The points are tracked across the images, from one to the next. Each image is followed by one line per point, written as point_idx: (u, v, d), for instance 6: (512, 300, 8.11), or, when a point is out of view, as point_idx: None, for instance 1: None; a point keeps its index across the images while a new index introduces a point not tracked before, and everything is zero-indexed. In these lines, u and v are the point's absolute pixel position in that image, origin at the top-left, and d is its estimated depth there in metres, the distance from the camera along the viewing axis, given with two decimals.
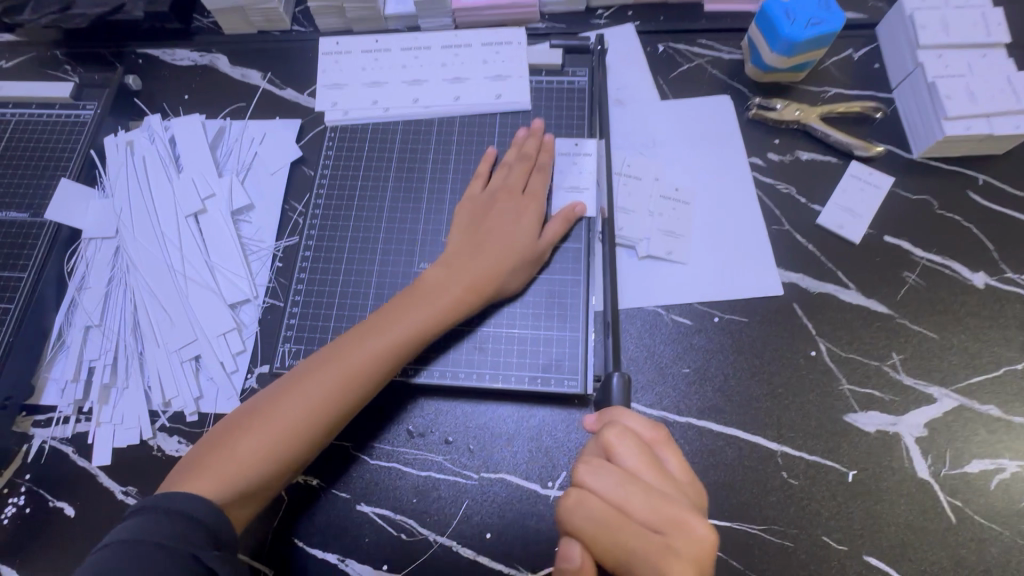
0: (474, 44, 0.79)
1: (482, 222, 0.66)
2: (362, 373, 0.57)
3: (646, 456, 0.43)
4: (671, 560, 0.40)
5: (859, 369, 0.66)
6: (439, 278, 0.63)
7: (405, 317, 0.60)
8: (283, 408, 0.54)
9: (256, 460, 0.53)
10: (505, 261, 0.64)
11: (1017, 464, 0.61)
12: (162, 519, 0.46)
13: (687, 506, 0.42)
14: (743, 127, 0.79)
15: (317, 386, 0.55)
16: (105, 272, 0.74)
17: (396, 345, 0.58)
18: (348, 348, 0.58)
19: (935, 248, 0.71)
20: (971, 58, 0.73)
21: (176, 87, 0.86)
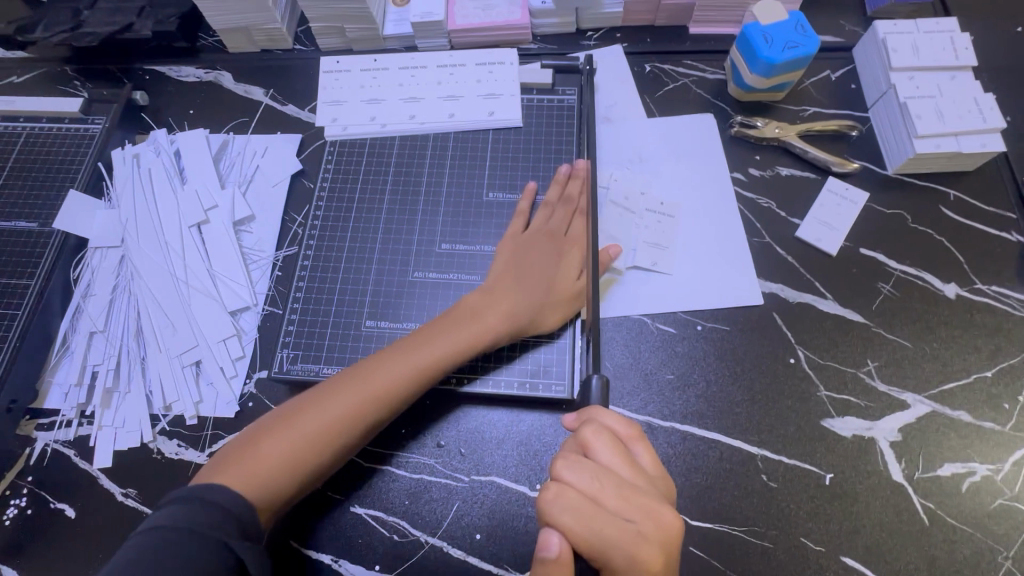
0: (469, 64, 0.83)
1: (520, 256, 0.69)
2: (391, 390, 0.59)
3: (620, 451, 0.47)
4: (643, 545, 0.43)
5: (835, 376, 0.69)
6: (472, 303, 0.65)
7: (437, 339, 0.62)
8: (314, 415, 0.56)
9: (284, 462, 0.54)
10: (543, 299, 0.67)
11: (986, 468, 0.64)
12: (199, 507, 0.47)
13: (657, 496, 0.45)
14: (725, 143, 0.82)
15: (356, 398, 0.58)
16: (109, 280, 0.76)
17: (427, 366, 0.61)
18: (382, 364, 0.60)
19: (908, 260, 0.74)
20: (941, 79, 0.77)
21: (182, 102, 0.89)
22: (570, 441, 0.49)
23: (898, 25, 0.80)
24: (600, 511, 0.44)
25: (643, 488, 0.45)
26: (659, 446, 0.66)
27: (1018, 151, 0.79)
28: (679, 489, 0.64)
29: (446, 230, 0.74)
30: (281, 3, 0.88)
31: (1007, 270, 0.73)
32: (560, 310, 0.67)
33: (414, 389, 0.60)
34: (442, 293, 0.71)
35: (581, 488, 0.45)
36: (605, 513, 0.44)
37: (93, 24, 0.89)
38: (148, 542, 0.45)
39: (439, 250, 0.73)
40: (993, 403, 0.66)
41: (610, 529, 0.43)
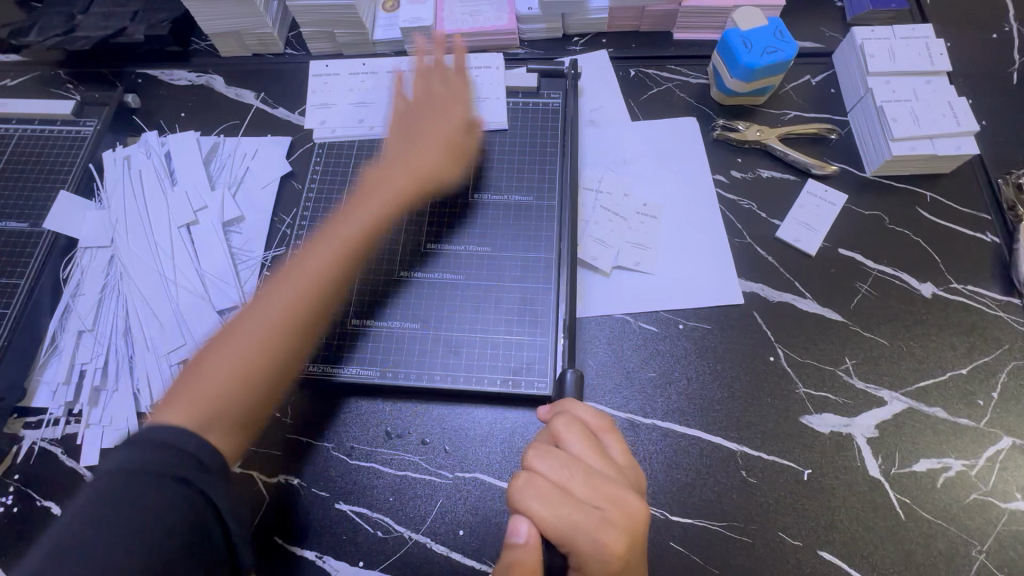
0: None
1: (408, 155, 0.73)
2: (309, 287, 0.62)
3: (590, 440, 0.49)
4: (608, 531, 0.44)
5: (813, 374, 0.70)
6: (359, 203, 0.70)
7: (335, 233, 0.67)
8: (245, 334, 0.58)
9: (233, 381, 0.55)
10: (439, 153, 0.74)
11: (961, 463, 0.65)
12: (150, 449, 0.47)
13: (625, 485, 0.47)
14: (708, 146, 0.84)
15: (286, 296, 0.61)
16: (99, 280, 0.77)
17: (335, 258, 0.65)
18: (291, 275, 0.63)
19: (886, 260, 0.75)
20: (917, 83, 0.78)
21: (173, 105, 0.90)
22: (544, 432, 0.52)
23: (875, 31, 0.82)
24: (568, 497, 0.45)
25: (610, 476, 0.47)
26: (641, 443, 0.67)
27: (993, 154, 0.81)
28: (660, 485, 0.65)
29: (432, 230, 0.76)
30: (272, 9, 0.89)
31: (982, 269, 0.74)
32: (453, 157, 0.75)
33: (333, 279, 0.64)
34: (427, 292, 0.72)
35: (552, 476, 0.47)
36: (573, 499, 0.45)
37: (87, 28, 0.90)
38: (105, 487, 0.45)
39: (425, 249, 0.74)
40: (968, 400, 0.68)
41: (577, 514, 0.45)
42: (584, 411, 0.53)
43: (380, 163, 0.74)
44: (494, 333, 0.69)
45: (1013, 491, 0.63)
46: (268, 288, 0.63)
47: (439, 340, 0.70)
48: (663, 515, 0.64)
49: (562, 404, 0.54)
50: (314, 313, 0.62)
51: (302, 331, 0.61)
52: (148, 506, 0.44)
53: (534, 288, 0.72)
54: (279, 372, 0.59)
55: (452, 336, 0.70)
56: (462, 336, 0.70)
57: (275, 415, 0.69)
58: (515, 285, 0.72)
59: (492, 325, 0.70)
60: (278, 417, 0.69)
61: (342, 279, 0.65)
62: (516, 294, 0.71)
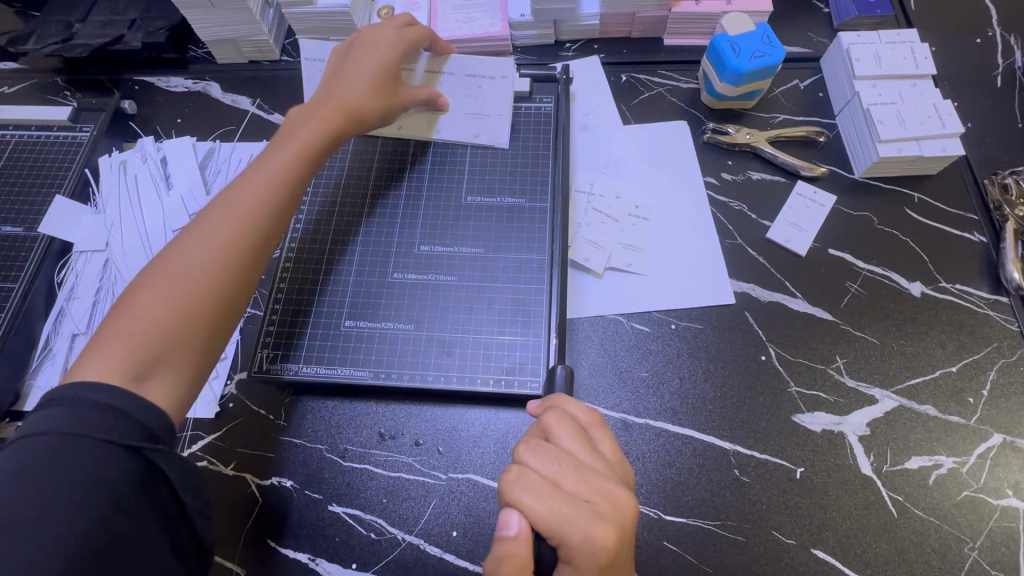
0: (458, 73, 0.80)
1: (339, 92, 0.71)
2: (248, 218, 0.60)
3: (580, 434, 0.50)
4: (599, 524, 0.44)
5: (804, 373, 0.70)
6: (289, 140, 0.67)
7: (272, 166, 0.65)
8: (178, 270, 0.56)
9: (172, 321, 0.54)
10: (370, 86, 0.71)
11: (953, 460, 0.65)
12: (79, 407, 0.47)
13: (615, 480, 0.47)
14: (698, 149, 0.85)
15: (211, 233, 0.59)
16: (93, 284, 0.77)
17: (271, 188, 0.63)
18: (225, 207, 0.61)
19: (875, 260, 0.76)
20: (902, 86, 0.80)
21: (169, 111, 0.91)
22: (535, 427, 0.52)
23: (861, 36, 0.84)
24: (559, 490, 0.46)
25: (600, 471, 0.48)
26: (633, 442, 0.67)
27: (979, 155, 0.82)
28: (653, 484, 0.65)
29: (426, 232, 0.76)
30: (269, 16, 0.91)
31: (970, 269, 0.75)
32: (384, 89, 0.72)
33: (273, 210, 0.62)
34: (420, 294, 0.72)
35: (543, 469, 0.47)
36: (563, 492, 0.46)
37: (85, 35, 0.91)
38: (45, 449, 0.45)
39: (418, 251, 0.75)
40: (958, 398, 0.68)
41: (568, 507, 0.45)
42: (575, 407, 0.53)
43: (310, 103, 0.71)
44: (487, 334, 0.70)
45: (1005, 488, 0.64)
46: (198, 221, 0.60)
47: (432, 341, 0.70)
48: (656, 515, 0.64)
49: (552, 399, 0.55)
50: (255, 244, 0.60)
51: (244, 264, 0.59)
52: (98, 472, 0.45)
53: (527, 289, 0.72)
54: (224, 308, 0.57)
55: (445, 337, 0.70)
56: (455, 336, 0.70)
57: (271, 419, 0.70)
58: (508, 287, 0.72)
59: (485, 325, 0.70)
60: (272, 419, 0.70)
61: (282, 211, 0.63)
62: (509, 295, 0.72)
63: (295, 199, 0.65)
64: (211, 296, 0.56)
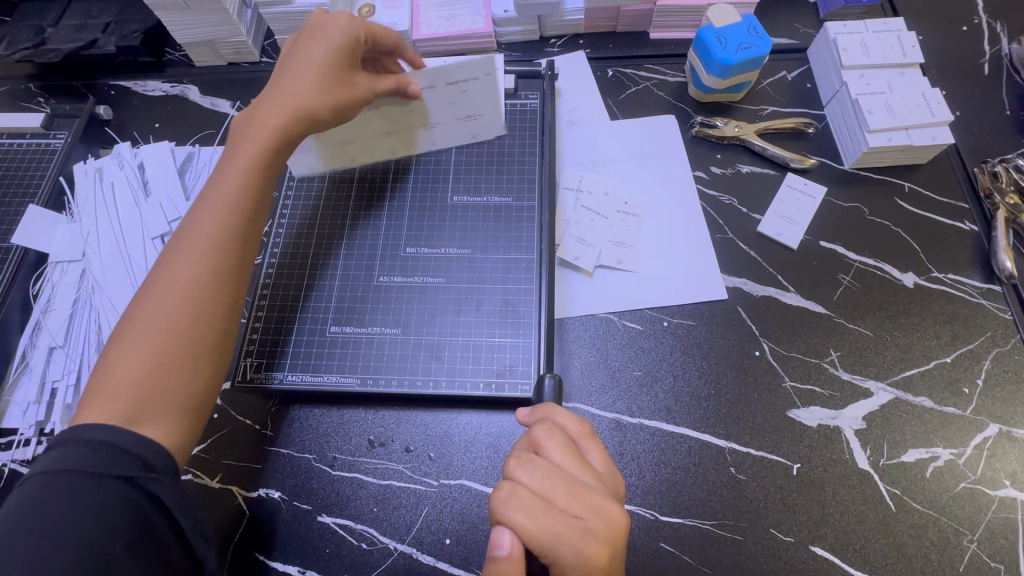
0: (438, 85, 0.69)
1: (284, 94, 0.63)
2: (209, 252, 0.56)
3: (570, 447, 0.49)
4: (591, 542, 0.43)
5: (799, 367, 0.69)
6: (237, 155, 0.61)
7: (222, 191, 0.59)
8: (145, 321, 0.53)
9: (150, 372, 0.51)
10: (314, 79, 0.63)
11: (950, 452, 0.64)
12: (75, 449, 0.45)
13: (606, 494, 0.46)
14: (687, 143, 0.84)
15: (174, 277, 0.54)
16: (70, 294, 0.75)
17: (229, 215, 0.58)
18: (182, 247, 0.56)
19: (867, 251, 0.75)
20: (890, 76, 0.79)
21: (147, 116, 0.89)
22: (523, 439, 0.51)
23: (848, 25, 0.83)
24: (550, 507, 0.44)
25: (591, 485, 0.47)
26: (628, 442, 0.66)
27: (968, 143, 0.82)
28: (648, 485, 0.64)
29: (412, 234, 0.75)
30: (247, 16, 0.89)
31: (962, 258, 0.75)
32: (332, 80, 0.64)
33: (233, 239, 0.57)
34: (406, 296, 0.71)
35: (533, 486, 0.46)
36: (555, 510, 0.44)
37: (58, 40, 0.89)
38: (37, 491, 0.44)
39: (404, 254, 0.73)
40: (953, 388, 0.67)
41: (560, 525, 0.44)
42: (564, 418, 0.52)
43: (254, 108, 0.63)
44: (476, 336, 0.68)
45: (1002, 478, 0.63)
46: (157, 268, 0.55)
47: (420, 345, 0.68)
48: (652, 516, 0.63)
49: (543, 410, 0.53)
50: (218, 276, 0.55)
51: (212, 302, 0.55)
52: (85, 502, 0.44)
53: (516, 290, 0.71)
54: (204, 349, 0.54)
55: (433, 340, 0.68)
56: (444, 340, 0.68)
57: (257, 428, 0.68)
58: (497, 288, 0.71)
59: (474, 328, 0.69)
60: (258, 429, 0.68)
61: (241, 239, 0.58)
62: (498, 296, 0.70)
63: (254, 219, 0.60)
64: (189, 340, 0.53)
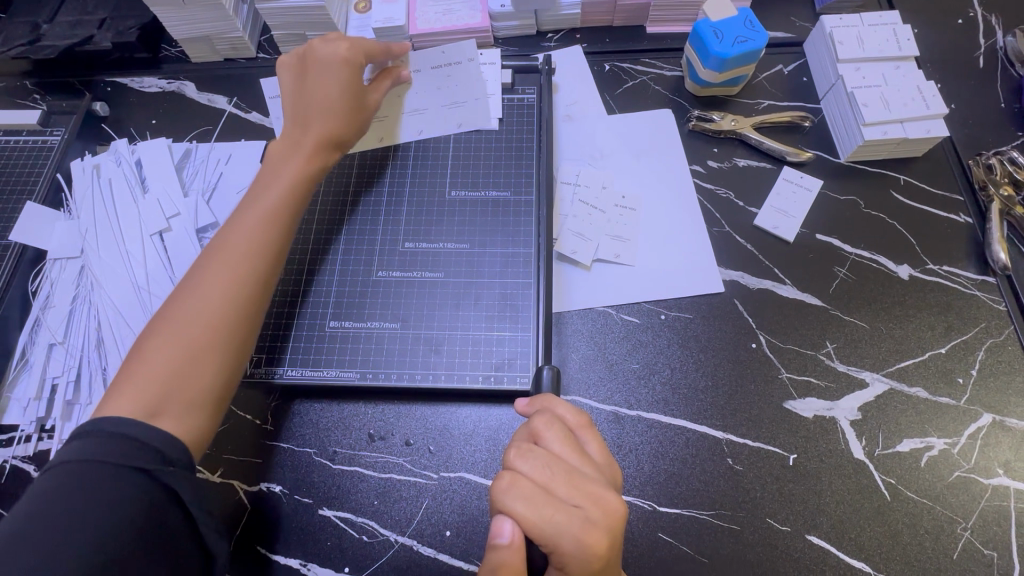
0: (424, 68, 0.77)
1: (313, 117, 0.68)
2: (246, 258, 0.58)
3: (569, 438, 0.49)
4: (591, 531, 0.44)
5: (795, 359, 0.70)
6: (272, 177, 0.65)
7: (256, 206, 0.62)
8: (182, 323, 0.54)
9: (186, 370, 0.53)
10: (341, 103, 0.69)
11: (944, 441, 0.65)
12: (98, 440, 0.47)
13: (605, 483, 0.47)
14: (684, 138, 0.84)
15: (212, 282, 0.56)
16: (69, 291, 0.75)
17: (265, 225, 0.61)
18: (215, 254, 0.58)
19: (863, 244, 0.76)
20: (886, 69, 0.79)
21: (144, 112, 0.89)
22: (522, 430, 0.51)
23: (844, 19, 0.83)
24: (551, 497, 0.45)
25: (591, 475, 0.47)
26: (627, 434, 0.67)
27: (963, 136, 0.82)
28: (646, 477, 0.65)
29: (410, 229, 0.75)
30: (243, 12, 0.89)
31: (956, 250, 0.75)
32: (356, 106, 0.70)
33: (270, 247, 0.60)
34: (406, 291, 0.71)
35: (533, 476, 0.46)
36: (556, 499, 0.45)
37: (54, 37, 0.89)
38: (50, 485, 0.44)
39: (403, 249, 0.74)
40: (948, 379, 0.68)
41: (561, 514, 0.44)
42: (563, 409, 0.52)
43: (283, 135, 0.69)
44: (475, 330, 0.69)
45: (996, 467, 0.64)
46: (193, 274, 0.57)
47: (419, 339, 0.69)
48: (650, 507, 0.63)
49: (542, 401, 0.54)
50: (258, 282, 0.58)
51: (249, 306, 0.57)
52: (97, 494, 0.44)
53: (514, 284, 0.71)
54: (240, 350, 0.56)
55: (432, 335, 0.69)
56: (443, 334, 0.69)
57: (258, 423, 0.69)
58: (495, 282, 0.71)
59: (473, 321, 0.69)
60: (259, 424, 0.69)
61: (278, 248, 0.61)
62: (496, 291, 0.71)
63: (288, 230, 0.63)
64: (226, 341, 0.55)
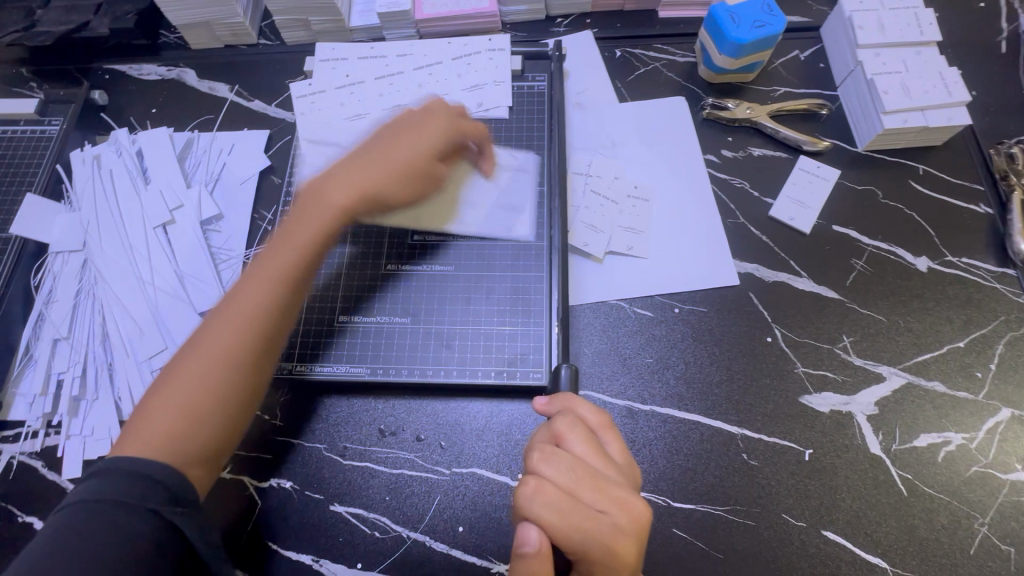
0: (445, 60, 0.81)
1: (367, 167, 0.62)
2: (247, 324, 0.54)
3: (591, 440, 0.48)
4: (619, 537, 0.44)
5: (811, 353, 0.69)
6: (297, 227, 0.59)
7: (272, 262, 0.57)
8: (188, 378, 0.52)
9: (187, 426, 0.50)
10: (406, 164, 0.63)
11: (962, 436, 0.64)
12: (121, 479, 0.46)
13: (629, 488, 0.47)
14: (698, 126, 0.82)
15: (219, 337, 0.53)
16: (71, 285, 0.74)
17: (279, 279, 0.56)
18: (223, 312, 0.55)
19: (880, 235, 0.74)
20: (907, 55, 0.77)
21: (143, 101, 0.87)
22: (543, 431, 0.51)
23: (864, 2, 0.81)
24: (577, 502, 0.44)
25: (614, 478, 0.47)
26: (641, 429, 0.66)
27: (984, 123, 0.80)
28: (660, 472, 0.64)
29: None
30: None
31: (976, 241, 0.74)
32: (419, 173, 0.64)
33: (283, 302, 0.56)
34: (416, 285, 0.70)
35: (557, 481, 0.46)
36: (582, 503, 0.44)
37: (49, 22, 0.86)
38: (76, 516, 0.44)
39: (412, 241, 0.72)
40: (966, 373, 0.67)
41: (587, 518, 0.44)
42: (584, 409, 0.51)
43: (323, 178, 0.62)
44: (487, 324, 0.68)
45: (1014, 462, 0.63)
46: (204, 325, 0.54)
47: (430, 334, 0.68)
48: (664, 502, 0.63)
49: (562, 401, 0.52)
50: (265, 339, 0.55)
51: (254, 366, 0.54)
52: (121, 531, 0.43)
53: (526, 278, 0.70)
54: (242, 408, 0.54)
55: (442, 329, 0.68)
56: (454, 329, 0.68)
57: (266, 419, 0.68)
58: (506, 276, 0.70)
59: (484, 315, 0.68)
60: (267, 419, 0.68)
61: (291, 303, 0.57)
62: (507, 285, 0.69)
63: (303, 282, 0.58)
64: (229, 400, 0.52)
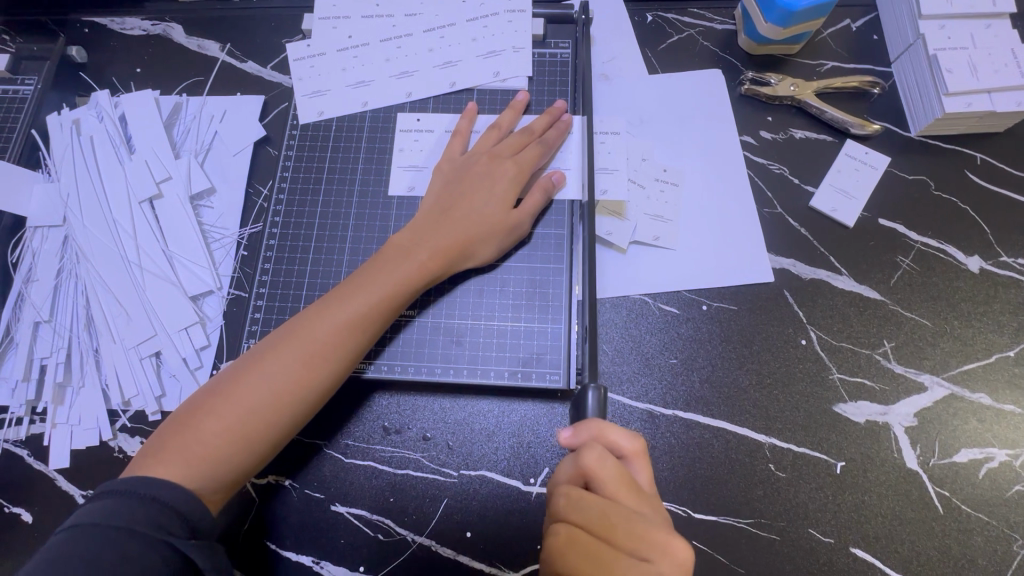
0: (459, 22, 0.72)
1: (447, 219, 0.60)
2: (317, 366, 0.52)
3: (623, 476, 0.46)
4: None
5: (848, 359, 0.64)
6: (380, 270, 0.56)
7: (351, 302, 0.54)
8: (241, 400, 0.50)
9: (228, 449, 0.48)
10: (480, 216, 0.60)
11: (1005, 453, 0.60)
12: (136, 505, 0.43)
13: (668, 528, 0.46)
14: (735, 103, 0.75)
15: (283, 366, 0.51)
16: (52, 263, 0.68)
17: (355, 326, 0.54)
18: (293, 342, 0.52)
19: (931, 231, 0.68)
20: (974, 29, 0.69)
21: (127, 59, 0.79)
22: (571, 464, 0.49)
23: None
24: (615, 551, 0.45)
25: (648, 517, 0.46)
26: (661, 435, 0.62)
27: None
28: (682, 481, 0.60)
29: None
30: None
31: None
32: (494, 229, 0.61)
33: (351, 350, 0.54)
34: None
35: (591, 527, 0.46)
36: (620, 552, 0.45)
37: None
38: (80, 543, 0.41)
39: None
40: (1014, 384, 0.63)
41: (628, 567, 0.44)
42: (616, 438, 0.48)
43: (412, 226, 0.60)
44: (501, 320, 0.62)
45: None
46: (271, 344, 0.52)
47: (439, 329, 0.63)
48: (684, 513, 0.59)
49: (592, 431, 0.48)
50: (327, 384, 0.52)
51: (307, 407, 0.52)
52: (125, 560, 0.40)
53: (544, 270, 0.64)
54: (279, 442, 0.51)
55: (452, 323, 0.63)
56: (465, 324, 0.63)
57: None
58: (523, 266, 0.64)
59: (499, 310, 0.63)
60: None
61: (359, 353, 0.54)
62: (524, 277, 0.64)
63: (375, 334, 0.56)
64: (272, 432, 0.50)
